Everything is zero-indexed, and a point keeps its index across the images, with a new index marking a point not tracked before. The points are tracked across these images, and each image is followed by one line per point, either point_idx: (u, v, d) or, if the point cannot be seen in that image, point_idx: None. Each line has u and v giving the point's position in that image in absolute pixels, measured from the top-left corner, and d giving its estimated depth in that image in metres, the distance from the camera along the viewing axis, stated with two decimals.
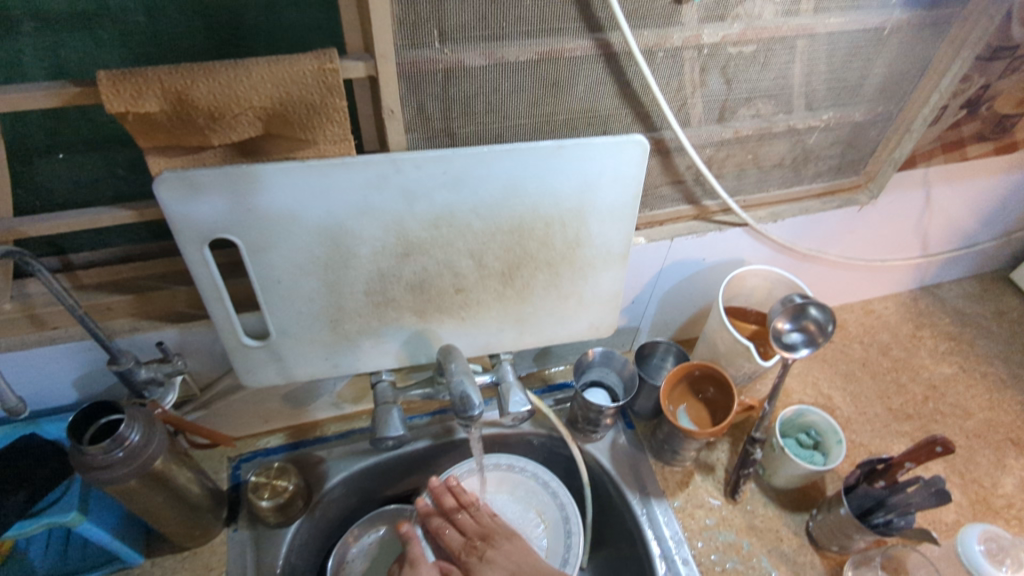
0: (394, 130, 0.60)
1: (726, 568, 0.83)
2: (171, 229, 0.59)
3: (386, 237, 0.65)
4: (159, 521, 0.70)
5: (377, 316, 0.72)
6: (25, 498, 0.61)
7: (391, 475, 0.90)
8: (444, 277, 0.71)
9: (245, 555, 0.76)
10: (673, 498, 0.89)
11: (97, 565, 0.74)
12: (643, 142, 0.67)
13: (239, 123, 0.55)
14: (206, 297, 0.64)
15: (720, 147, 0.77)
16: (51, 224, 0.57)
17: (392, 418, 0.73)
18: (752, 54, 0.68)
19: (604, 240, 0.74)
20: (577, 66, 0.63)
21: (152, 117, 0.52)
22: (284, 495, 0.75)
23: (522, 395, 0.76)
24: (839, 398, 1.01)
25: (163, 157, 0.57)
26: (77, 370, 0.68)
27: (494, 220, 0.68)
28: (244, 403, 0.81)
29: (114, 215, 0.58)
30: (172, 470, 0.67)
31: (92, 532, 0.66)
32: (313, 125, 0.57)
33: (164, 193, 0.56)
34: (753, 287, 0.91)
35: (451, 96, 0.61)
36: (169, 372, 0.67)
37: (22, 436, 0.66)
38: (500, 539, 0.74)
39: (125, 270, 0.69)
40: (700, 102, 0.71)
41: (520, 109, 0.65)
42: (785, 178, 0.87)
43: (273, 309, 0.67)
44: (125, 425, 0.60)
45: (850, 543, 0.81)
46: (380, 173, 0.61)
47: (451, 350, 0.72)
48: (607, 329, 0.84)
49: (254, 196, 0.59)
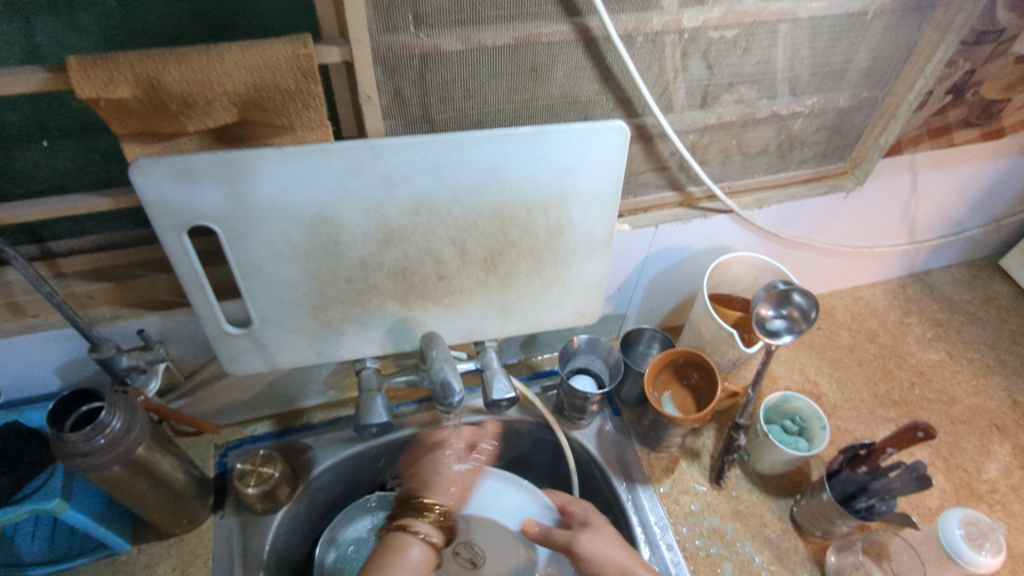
0: (371, 115, 0.60)
1: (711, 553, 0.84)
2: (149, 217, 0.60)
3: (367, 225, 0.66)
4: (143, 506, 0.71)
5: (360, 303, 0.72)
6: (9, 483, 0.62)
7: (379, 463, 0.90)
8: (426, 264, 0.71)
9: (232, 542, 0.77)
10: (659, 484, 0.90)
11: (84, 551, 0.74)
12: (624, 127, 0.67)
13: (214, 109, 0.54)
14: (186, 284, 0.64)
15: (704, 133, 0.77)
16: (26, 212, 0.57)
17: (376, 406, 0.74)
18: (733, 38, 0.68)
19: (587, 227, 0.74)
20: (556, 51, 0.62)
21: (125, 102, 0.52)
22: (269, 482, 0.76)
23: (506, 382, 0.77)
24: (825, 384, 1.02)
25: (138, 144, 0.56)
26: (60, 359, 0.68)
27: (475, 207, 0.68)
28: (230, 391, 0.80)
29: (91, 202, 0.57)
30: (156, 459, 0.68)
31: (77, 518, 0.66)
32: (289, 111, 0.57)
33: (142, 180, 0.56)
34: (739, 274, 0.91)
35: (429, 82, 0.60)
36: (151, 359, 0.67)
37: (5, 424, 0.67)
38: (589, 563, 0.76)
39: (107, 258, 0.67)
40: (682, 87, 0.71)
41: (499, 95, 0.64)
42: (771, 164, 0.87)
43: (254, 296, 0.68)
44: (106, 413, 0.61)
45: (833, 528, 0.82)
46: (357, 159, 0.61)
47: (434, 336, 0.71)
48: (593, 316, 0.84)
49: (233, 184, 0.59)
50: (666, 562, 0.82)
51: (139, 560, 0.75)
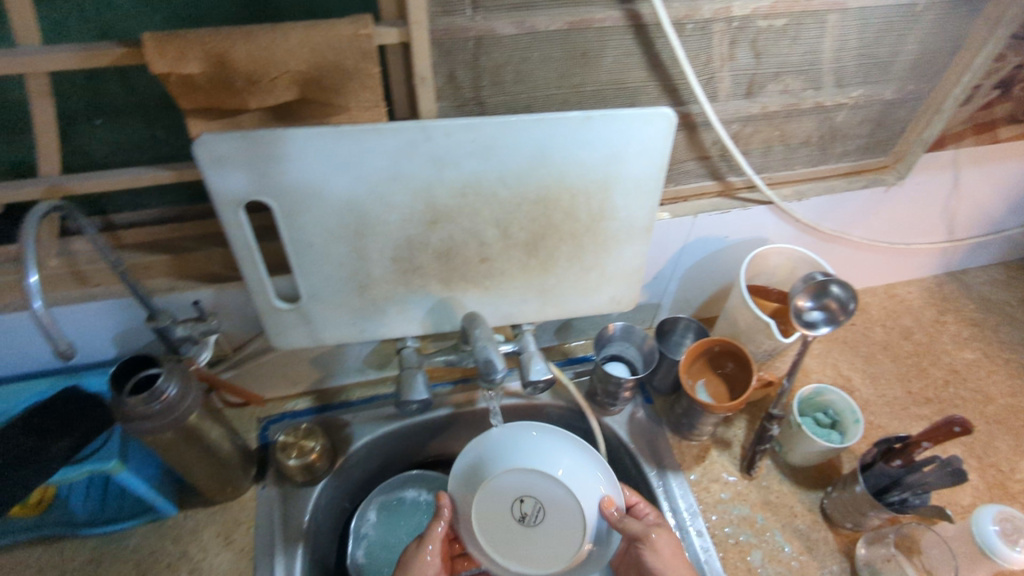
0: (425, 97, 0.62)
1: (740, 541, 0.85)
2: (209, 192, 0.62)
3: (415, 204, 0.67)
4: (192, 472, 0.74)
5: (404, 283, 0.74)
6: (69, 445, 0.65)
7: (414, 441, 0.93)
8: (470, 246, 0.73)
9: (273, 511, 0.79)
10: (689, 472, 0.91)
11: (133, 515, 0.77)
12: (671, 114, 0.67)
13: (276, 87, 0.56)
14: (241, 259, 0.67)
15: (747, 122, 0.77)
16: (95, 183, 0.58)
17: (417, 382, 0.75)
18: (782, 28, 0.68)
19: (629, 213, 0.74)
20: (607, 37, 0.63)
21: (193, 78, 0.54)
22: (311, 455, 0.78)
23: (543, 364, 0.78)
24: (858, 379, 1.02)
25: (202, 120, 0.59)
26: (117, 328, 0.71)
27: (520, 190, 0.69)
28: (276, 365, 0.83)
29: (155, 175, 0.59)
30: (206, 427, 0.70)
31: (130, 480, 0.69)
32: (347, 90, 0.58)
33: (204, 156, 0.58)
34: (775, 266, 0.91)
35: (482, 65, 0.62)
36: (205, 330, 0.68)
37: (65, 389, 0.70)
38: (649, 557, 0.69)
39: (164, 231, 0.70)
40: (728, 75, 0.71)
41: (548, 80, 0.65)
42: (812, 157, 0.87)
43: (304, 272, 0.70)
44: (163, 379, 0.63)
45: (864, 521, 0.83)
46: (410, 140, 0.62)
47: (475, 316, 0.73)
48: (629, 303, 0.85)
49: (290, 161, 0.61)
50: (696, 548, 0.83)
51: (186, 525, 0.78)
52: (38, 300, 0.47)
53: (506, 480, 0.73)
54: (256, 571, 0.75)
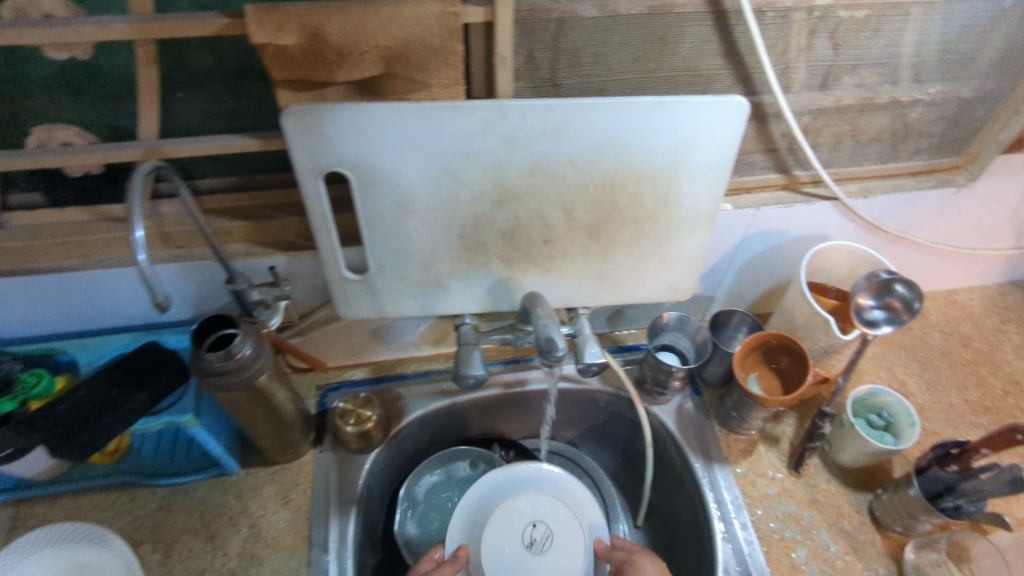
0: (503, 76, 0.63)
1: (785, 536, 0.85)
2: (292, 163, 0.64)
3: (485, 182, 0.69)
4: (257, 431, 0.77)
5: (468, 260, 0.76)
6: (149, 396, 0.68)
7: (464, 418, 0.95)
8: (534, 227, 0.74)
9: (329, 474, 0.82)
10: (736, 465, 0.91)
11: (200, 468, 0.81)
12: (744, 102, 0.67)
13: (364, 61, 0.58)
14: (315, 228, 0.69)
15: (819, 115, 0.76)
16: (188, 148, 0.61)
17: (474, 358, 0.77)
18: (863, 19, 0.67)
19: (693, 202, 0.75)
20: (686, 22, 0.63)
21: (288, 50, 0.56)
22: (367, 423, 0.81)
23: (597, 349, 0.78)
24: (913, 384, 1.00)
25: (290, 91, 0.61)
26: (195, 289, 0.74)
27: (589, 172, 0.70)
28: (338, 335, 0.86)
29: (244, 143, 0.62)
30: (273, 388, 0.73)
31: (201, 434, 0.73)
32: (430, 66, 0.60)
33: (291, 126, 0.60)
34: (836, 263, 0.90)
35: (561, 46, 0.63)
36: (278, 295, 0.71)
37: (147, 343, 0.73)
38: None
39: (245, 199, 0.73)
40: (804, 66, 0.70)
41: (624, 63, 0.66)
42: (882, 153, 0.85)
43: (374, 244, 0.72)
44: (239, 340, 0.66)
45: (914, 524, 0.82)
46: (486, 118, 0.63)
47: (537, 296, 0.74)
48: (686, 293, 0.85)
49: (370, 135, 0.63)
50: (740, 539, 0.83)
51: (247, 482, 0.82)
52: (143, 253, 0.50)
53: (523, 503, 0.82)
54: (311, 530, 0.78)
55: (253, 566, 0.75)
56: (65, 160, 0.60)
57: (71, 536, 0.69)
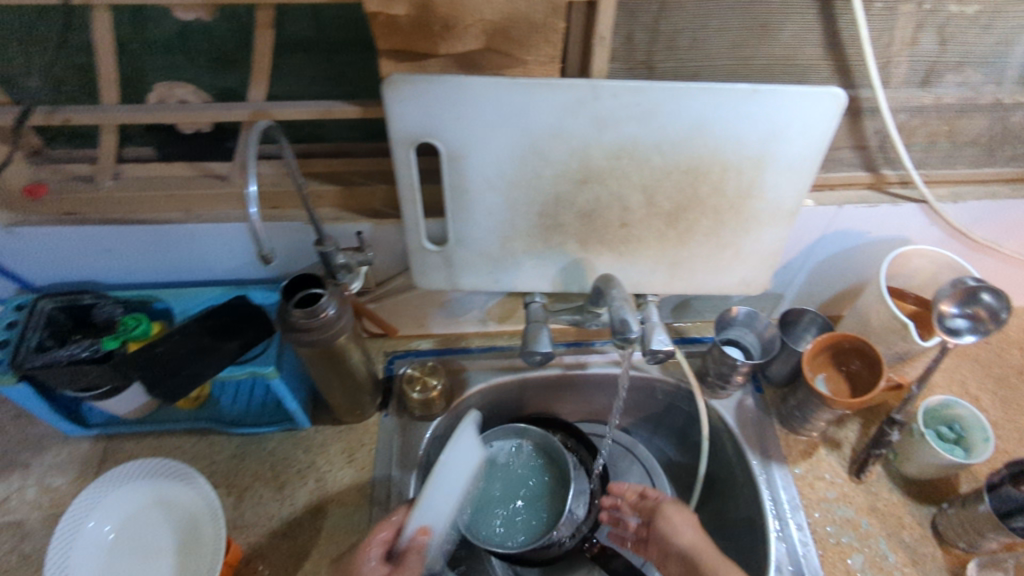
0: (600, 56, 0.64)
1: (842, 542, 0.83)
2: (387, 131, 0.66)
3: (570, 162, 0.69)
4: (330, 389, 0.80)
5: (544, 239, 0.77)
6: (238, 346, 0.71)
7: (522, 395, 0.96)
8: (613, 210, 0.74)
9: (393, 437, 0.85)
10: (794, 466, 0.90)
11: (273, 421, 0.85)
12: (842, 95, 0.66)
13: (466, 35, 0.60)
14: (402, 197, 0.71)
15: (916, 113, 0.74)
16: (291, 111, 0.64)
17: (542, 336, 0.78)
18: (974, 15, 0.65)
19: (777, 194, 0.73)
20: (790, 10, 0.63)
21: (398, 20, 0.59)
22: (433, 392, 0.83)
23: (665, 336, 0.77)
24: (987, 400, 0.96)
25: (393, 61, 0.63)
26: (283, 249, 0.78)
27: (674, 158, 0.70)
28: (410, 303, 0.89)
29: (344, 109, 0.64)
30: (349, 350, 0.75)
31: (281, 387, 0.76)
32: (530, 43, 0.61)
33: (390, 94, 0.62)
34: (916, 269, 0.88)
35: (660, 29, 0.63)
36: (361, 261, 0.73)
37: (237, 296, 0.77)
38: (668, 518, 0.75)
39: (338, 163, 0.77)
40: (906, 61, 0.69)
41: (722, 49, 0.66)
42: (977, 157, 0.82)
43: (455, 216, 0.74)
44: (326, 299, 0.68)
45: (980, 542, 0.79)
46: (579, 97, 0.64)
47: (611, 279, 0.75)
48: (758, 287, 0.84)
49: (464, 108, 0.64)
50: (794, 540, 0.82)
51: (316, 438, 0.85)
52: (253, 207, 0.52)
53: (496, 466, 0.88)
54: (374, 489, 0.80)
55: (317, 519, 0.78)
56: (181, 116, 0.63)
57: (153, 468, 0.75)
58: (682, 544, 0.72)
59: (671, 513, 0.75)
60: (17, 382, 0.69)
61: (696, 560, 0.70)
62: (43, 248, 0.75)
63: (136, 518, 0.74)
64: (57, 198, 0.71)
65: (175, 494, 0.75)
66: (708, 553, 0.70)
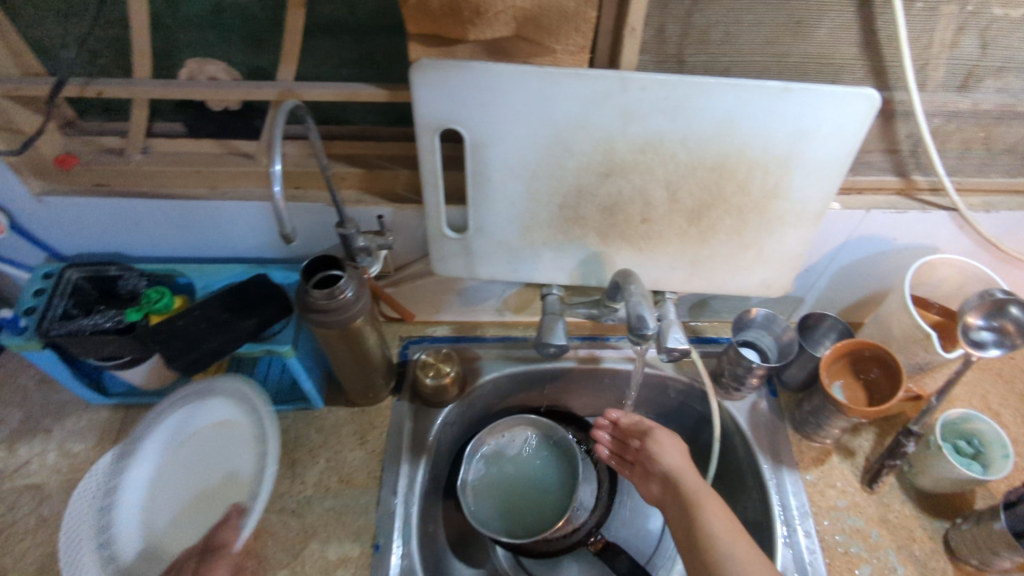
0: (629, 48, 0.63)
1: (850, 551, 0.82)
2: (412, 115, 0.66)
3: (594, 154, 0.69)
4: (344, 370, 0.81)
5: (564, 231, 0.77)
6: (257, 323, 0.72)
7: (535, 387, 0.96)
8: (635, 205, 0.74)
9: (404, 421, 0.86)
10: (806, 472, 0.89)
11: (289, 400, 0.86)
12: (876, 96, 0.64)
13: (497, 21, 0.59)
14: (424, 183, 0.71)
15: (952, 118, 0.73)
16: (319, 92, 0.65)
17: (557, 328, 0.78)
18: (1020, 19, 0.63)
19: (803, 195, 0.72)
20: (826, 7, 0.62)
21: (428, 4, 0.58)
22: (446, 378, 0.83)
23: (680, 334, 0.77)
24: (1009, 416, 0.94)
25: (421, 45, 0.63)
26: (304, 229, 0.79)
27: (700, 155, 0.69)
28: (427, 289, 0.89)
29: (371, 92, 0.65)
30: (366, 333, 0.76)
31: (296, 366, 0.77)
32: (560, 33, 0.61)
33: (417, 78, 0.62)
34: (942, 278, 0.86)
35: (693, 22, 0.62)
36: (381, 244, 0.74)
37: (257, 275, 0.78)
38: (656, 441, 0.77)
39: (361, 147, 0.77)
40: (944, 64, 0.67)
41: (755, 44, 0.65)
42: (1013, 167, 0.80)
43: (476, 204, 0.74)
44: (344, 281, 0.68)
45: (993, 559, 0.77)
46: (607, 89, 0.63)
47: (630, 274, 0.74)
48: (779, 289, 0.83)
49: (490, 95, 0.64)
50: (802, 547, 0.81)
51: (329, 418, 0.86)
52: (277, 185, 0.52)
53: None
54: (383, 472, 0.81)
55: (327, 498, 0.79)
56: (210, 93, 0.64)
57: (172, 420, 0.73)
58: (668, 465, 0.74)
59: (661, 438, 0.77)
60: (41, 348, 0.70)
61: (679, 481, 0.71)
62: (71, 218, 0.76)
63: (166, 477, 0.71)
64: (88, 170, 0.72)
65: (202, 440, 0.73)
66: (690, 475, 0.71)
